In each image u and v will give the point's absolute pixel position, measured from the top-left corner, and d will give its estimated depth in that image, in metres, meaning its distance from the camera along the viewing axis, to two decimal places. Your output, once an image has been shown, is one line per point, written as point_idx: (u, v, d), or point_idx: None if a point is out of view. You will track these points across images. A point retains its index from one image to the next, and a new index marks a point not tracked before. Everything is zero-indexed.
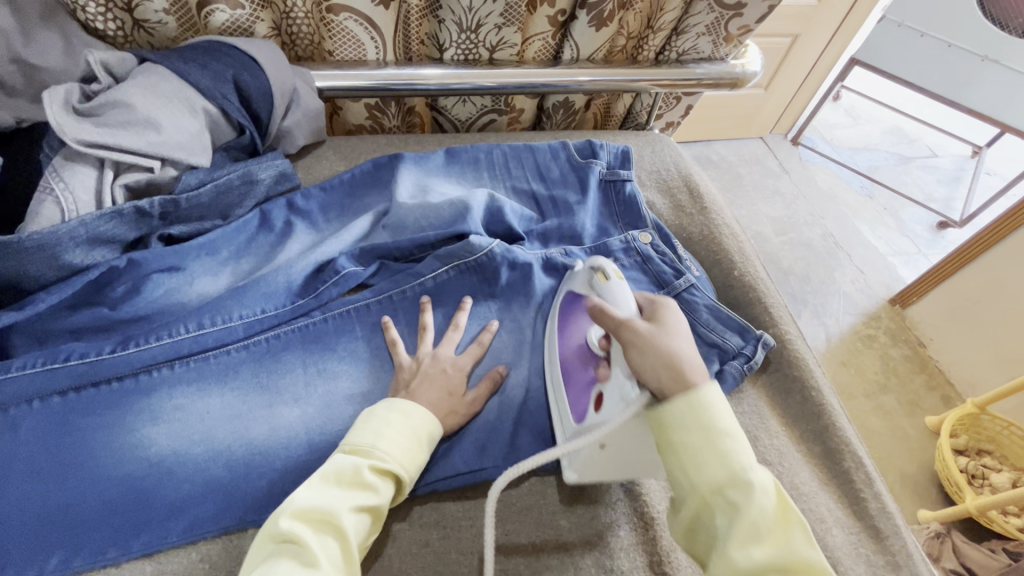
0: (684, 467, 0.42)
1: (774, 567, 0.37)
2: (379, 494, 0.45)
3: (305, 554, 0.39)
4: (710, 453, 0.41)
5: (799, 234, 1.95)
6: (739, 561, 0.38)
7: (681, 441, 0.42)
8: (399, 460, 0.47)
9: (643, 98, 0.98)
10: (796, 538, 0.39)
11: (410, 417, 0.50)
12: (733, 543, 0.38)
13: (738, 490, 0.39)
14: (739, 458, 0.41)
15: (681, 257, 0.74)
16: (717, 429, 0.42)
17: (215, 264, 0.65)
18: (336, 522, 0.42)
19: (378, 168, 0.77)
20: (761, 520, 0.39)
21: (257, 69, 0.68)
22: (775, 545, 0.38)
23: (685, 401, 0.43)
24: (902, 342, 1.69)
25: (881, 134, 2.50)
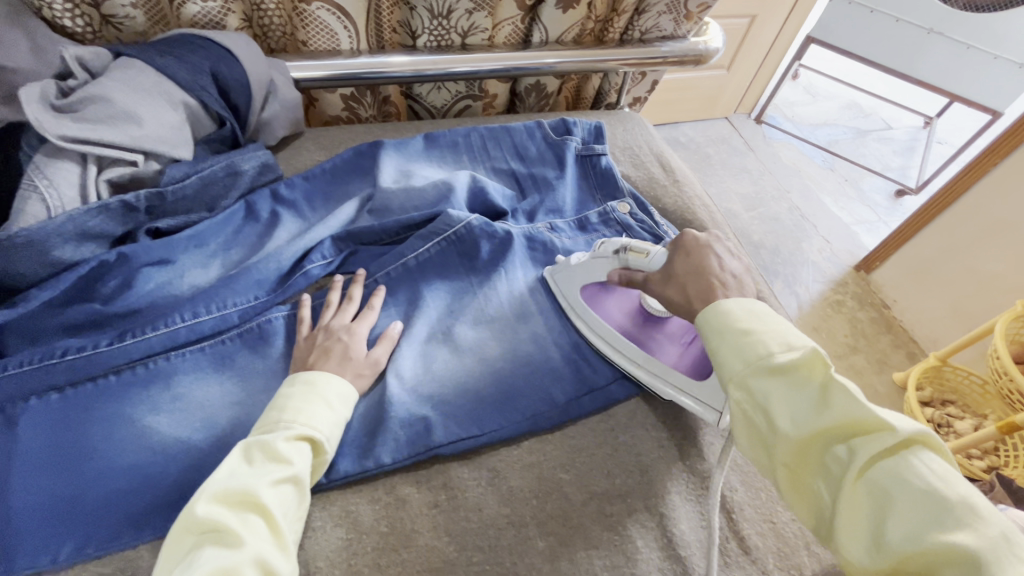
0: (736, 361, 0.44)
1: (851, 426, 0.38)
2: (295, 462, 0.46)
3: (229, 535, 0.40)
4: (757, 344, 0.43)
5: (766, 209, 2.03)
6: (804, 428, 0.39)
7: (731, 342, 0.45)
8: (308, 423, 0.49)
9: (611, 78, 1.01)
10: (862, 399, 0.40)
11: (317, 385, 0.52)
12: (790, 413, 0.40)
13: (794, 368, 0.41)
14: (795, 338, 0.43)
15: (659, 221, 0.78)
16: (766, 318, 0.46)
17: (204, 256, 0.65)
18: (257, 500, 0.42)
19: (359, 155, 0.79)
20: (813, 388, 0.40)
21: (234, 61, 0.69)
22: (839, 412, 0.39)
23: (733, 314, 0.46)
24: (867, 305, 1.78)
25: (839, 109, 2.60)
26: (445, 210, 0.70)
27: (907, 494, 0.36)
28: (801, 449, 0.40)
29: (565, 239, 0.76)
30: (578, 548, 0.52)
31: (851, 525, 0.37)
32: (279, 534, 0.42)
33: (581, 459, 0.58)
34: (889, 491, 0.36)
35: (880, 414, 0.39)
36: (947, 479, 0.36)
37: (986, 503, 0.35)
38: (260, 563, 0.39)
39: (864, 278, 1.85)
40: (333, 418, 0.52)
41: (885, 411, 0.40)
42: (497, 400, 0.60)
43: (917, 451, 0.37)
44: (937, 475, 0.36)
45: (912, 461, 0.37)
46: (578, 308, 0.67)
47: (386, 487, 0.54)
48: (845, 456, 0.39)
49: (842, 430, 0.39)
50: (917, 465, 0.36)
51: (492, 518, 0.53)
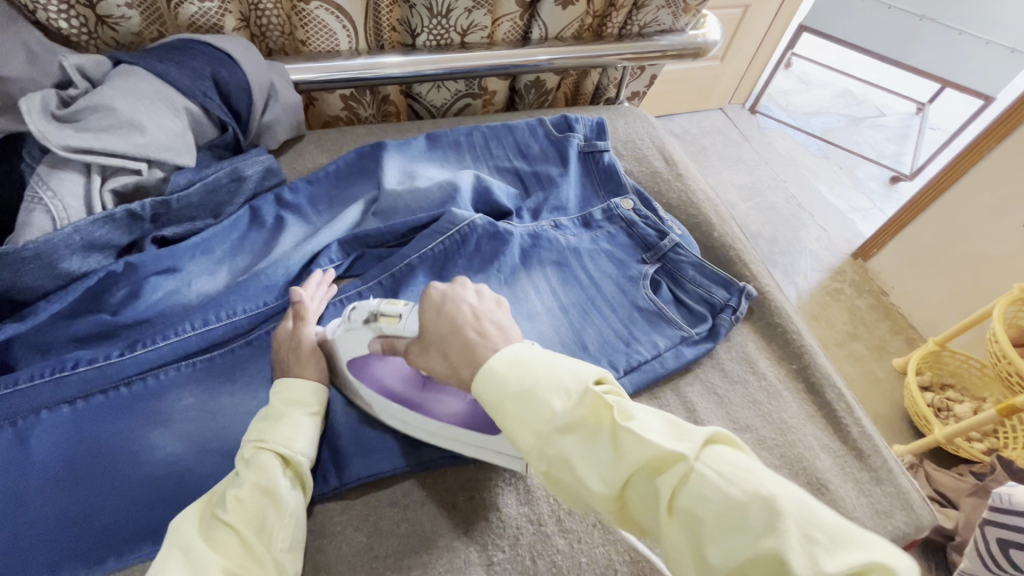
0: (514, 426, 0.37)
1: (642, 464, 0.33)
2: (252, 473, 0.45)
3: (185, 558, 0.39)
4: (525, 404, 0.37)
5: (763, 199, 2.04)
6: (605, 485, 0.34)
7: (505, 410, 0.38)
8: (258, 434, 0.48)
9: (609, 73, 1.01)
10: (647, 422, 0.35)
11: (274, 396, 0.51)
12: (589, 472, 0.34)
13: (576, 422, 0.35)
14: (569, 381, 0.37)
15: (663, 217, 0.78)
16: (523, 368, 0.39)
17: (211, 264, 0.65)
18: (219, 518, 0.42)
19: (362, 157, 0.78)
20: (597, 437, 0.35)
21: (234, 65, 0.68)
22: (628, 453, 0.34)
23: (498, 371, 0.39)
24: (865, 292, 1.80)
25: (832, 97, 2.61)
26: (449, 210, 0.70)
27: (715, 520, 0.31)
28: (613, 500, 0.34)
29: (571, 236, 0.76)
30: (596, 544, 0.52)
31: (677, 562, 0.32)
32: (248, 546, 0.41)
33: None
34: (700, 520, 0.31)
35: (668, 435, 0.34)
36: (738, 479, 0.31)
37: (780, 486, 0.31)
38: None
39: (861, 265, 1.86)
40: (299, 421, 0.50)
41: (672, 424, 0.35)
42: None
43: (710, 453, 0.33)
44: (730, 478, 0.32)
45: (708, 470, 0.32)
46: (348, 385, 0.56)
47: (404, 489, 0.54)
48: (653, 491, 0.34)
49: (640, 469, 0.33)
50: (714, 474, 0.32)
51: (509, 517, 0.53)
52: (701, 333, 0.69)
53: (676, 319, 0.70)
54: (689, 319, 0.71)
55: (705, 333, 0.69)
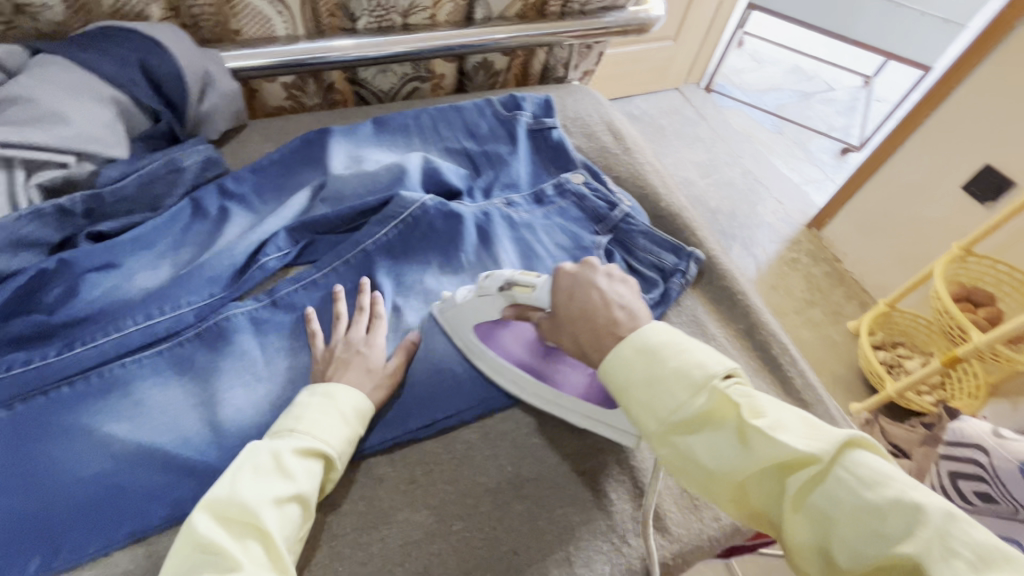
0: (639, 412, 0.42)
1: (773, 463, 0.37)
2: (300, 479, 0.44)
3: (223, 559, 0.36)
4: (655, 393, 0.41)
5: (721, 175, 2.09)
6: (729, 473, 0.38)
7: (629, 396, 0.42)
8: (317, 436, 0.47)
9: (557, 52, 1.02)
10: (781, 424, 0.38)
11: (335, 399, 0.50)
12: (716, 462, 0.38)
13: (702, 412, 0.39)
14: (697, 373, 0.40)
15: (612, 189, 0.79)
16: (651, 355, 0.42)
17: (153, 258, 0.63)
18: (256, 518, 0.40)
19: (308, 144, 0.77)
20: (725, 431, 0.39)
21: (164, 53, 0.66)
22: (756, 450, 0.37)
23: (628, 357, 0.43)
24: (820, 260, 1.87)
25: (784, 74, 2.68)
26: (398, 193, 0.70)
27: (848, 518, 0.35)
28: (736, 489, 0.39)
29: (524, 214, 0.76)
30: (554, 507, 0.53)
31: (794, 547, 0.37)
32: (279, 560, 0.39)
33: (552, 422, 0.60)
34: (832, 517, 0.35)
35: (802, 438, 0.37)
36: (877, 487, 0.35)
37: (922, 497, 0.34)
38: None
39: (816, 235, 1.93)
40: (345, 434, 0.49)
41: (807, 428, 0.38)
42: (467, 375, 0.60)
43: (848, 458, 0.36)
44: (869, 485, 0.35)
45: (843, 474, 0.36)
46: (474, 347, 0.60)
47: (360, 467, 0.54)
48: (778, 486, 0.38)
49: (770, 467, 0.37)
50: (848, 478, 0.35)
51: (468, 487, 0.54)
52: (654, 298, 0.71)
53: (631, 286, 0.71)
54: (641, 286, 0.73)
55: (658, 299, 0.71)
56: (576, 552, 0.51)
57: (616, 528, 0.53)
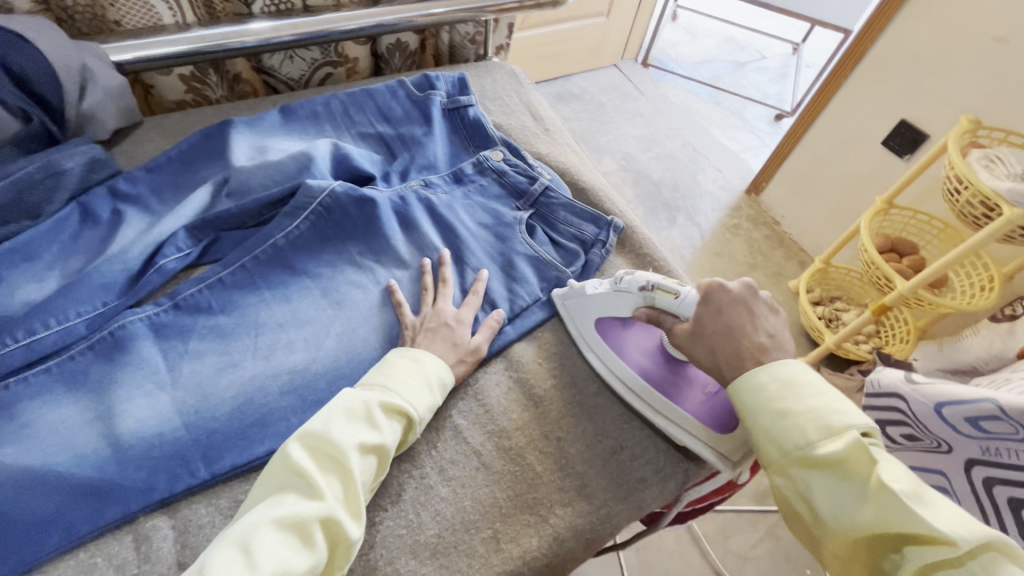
0: (768, 443, 0.48)
1: (897, 529, 0.41)
2: (385, 434, 0.49)
3: (312, 489, 0.44)
4: (788, 431, 0.47)
5: (662, 148, 2.12)
6: (846, 522, 0.43)
7: (761, 428, 0.48)
8: (405, 398, 0.51)
9: (458, 30, 0.99)
10: (922, 502, 0.41)
11: (421, 363, 0.55)
12: (833, 507, 0.44)
13: (832, 457, 0.44)
14: (835, 421, 0.45)
15: (532, 163, 0.79)
16: (786, 395, 0.48)
17: (36, 270, 0.59)
18: (340, 460, 0.45)
19: (209, 138, 0.73)
20: (848, 482, 0.44)
21: (28, 47, 0.60)
22: (878, 509, 0.42)
23: (772, 390, 0.49)
24: (760, 224, 1.93)
25: (718, 45, 2.73)
26: (304, 182, 0.67)
27: None
28: (850, 540, 0.43)
29: (442, 194, 0.75)
30: (480, 486, 0.53)
31: None
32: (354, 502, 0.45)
33: (477, 402, 0.59)
34: None
35: (935, 521, 0.40)
36: None
37: None
38: (325, 522, 0.42)
39: (755, 200, 1.99)
40: (429, 399, 0.53)
41: (955, 517, 0.41)
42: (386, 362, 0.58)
43: (986, 561, 0.38)
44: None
45: (977, 572, 0.38)
46: (590, 338, 0.63)
47: None
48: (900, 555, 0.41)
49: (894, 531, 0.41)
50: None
51: (392, 476, 0.52)
52: (576, 270, 0.70)
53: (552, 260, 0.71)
54: (564, 258, 0.72)
55: (579, 270, 0.71)
56: (503, 527, 0.51)
57: (542, 500, 0.52)
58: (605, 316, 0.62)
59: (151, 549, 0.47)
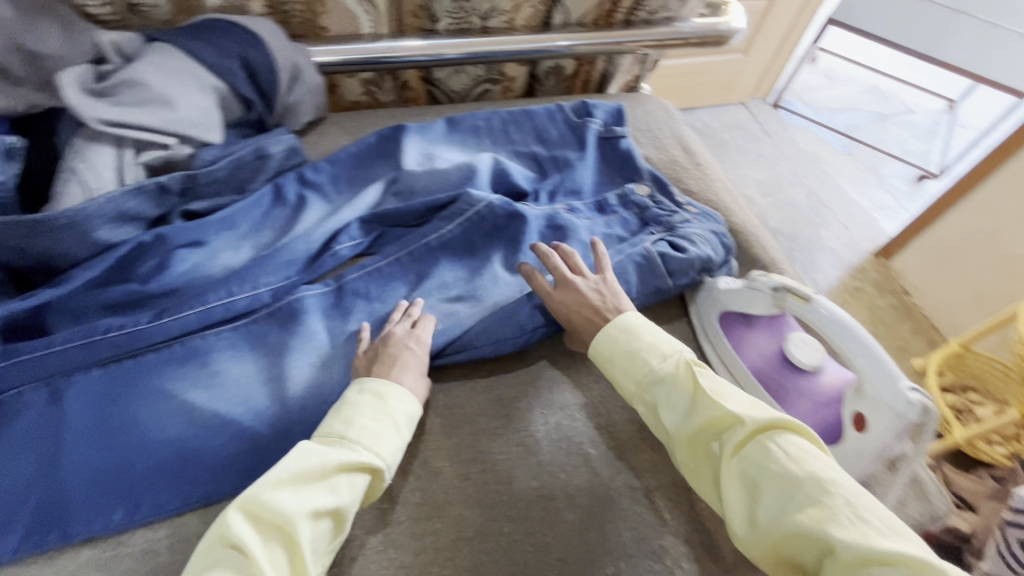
0: (617, 373, 0.55)
1: (710, 424, 0.48)
2: (342, 495, 0.44)
3: (249, 565, 0.38)
4: (629, 357, 0.54)
5: (783, 195, 2.01)
6: (680, 429, 0.49)
7: (608, 361, 0.56)
8: (372, 449, 0.47)
9: (616, 60, 1.00)
10: (733, 399, 0.49)
11: (388, 402, 0.50)
12: (668, 412, 0.50)
13: (661, 374, 0.52)
14: (665, 347, 0.54)
15: (678, 201, 0.78)
16: (625, 329, 0.56)
17: (235, 238, 0.67)
18: (288, 529, 0.40)
19: (383, 140, 0.80)
20: (673, 393, 0.51)
21: (262, 46, 0.70)
22: (700, 413, 0.48)
23: (614, 332, 0.56)
24: (887, 291, 1.77)
25: (859, 93, 2.55)
26: (466, 191, 0.71)
27: (771, 479, 0.43)
28: (689, 447, 0.49)
29: (584, 220, 0.75)
30: (606, 520, 0.52)
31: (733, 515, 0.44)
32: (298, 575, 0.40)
33: (608, 435, 0.58)
34: (755, 478, 0.44)
35: (732, 410, 0.47)
36: (804, 464, 0.43)
37: (837, 477, 0.42)
38: None
39: (883, 263, 1.82)
40: (397, 443, 0.49)
41: (754, 406, 0.48)
42: (524, 386, 0.61)
43: (781, 434, 0.45)
44: (790, 458, 0.43)
45: (764, 444, 0.45)
46: (712, 331, 0.69)
47: (418, 460, 0.54)
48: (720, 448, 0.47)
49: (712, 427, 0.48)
50: (768, 447, 0.44)
51: (521, 490, 0.53)
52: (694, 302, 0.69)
53: (663, 267, 0.68)
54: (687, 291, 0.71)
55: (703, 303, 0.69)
56: (627, 569, 0.50)
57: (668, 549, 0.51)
58: (730, 313, 0.68)
59: None
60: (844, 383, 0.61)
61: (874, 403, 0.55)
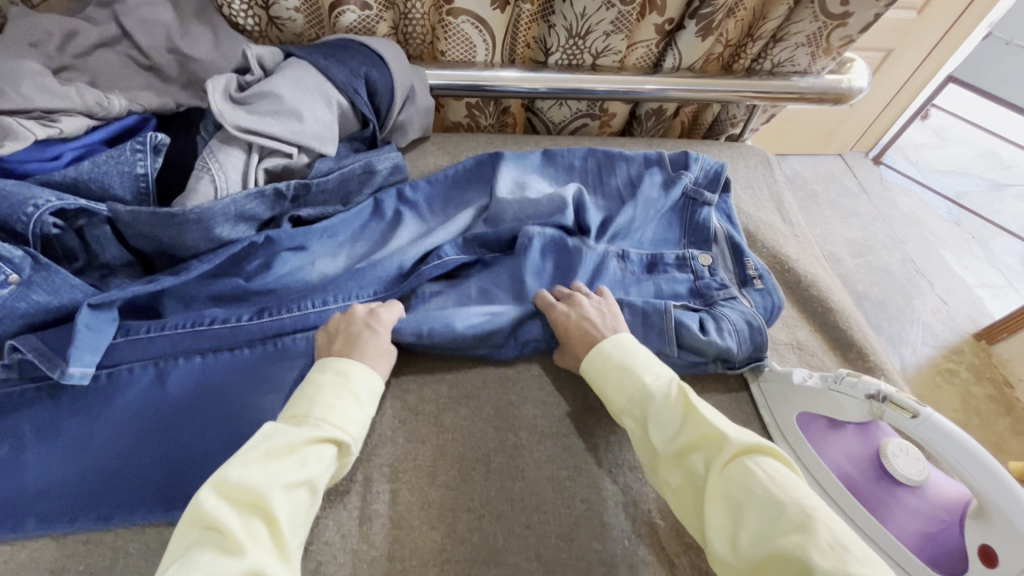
0: (607, 389, 0.56)
1: (695, 442, 0.48)
2: (311, 467, 0.45)
3: (229, 540, 0.39)
4: (625, 373, 0.55)
5: (876, 258, 1.84)
6: (667, 445, 0.49)
7: (601, 376, 0.56)
8: (336, 424, 0.48)
9: (731, 110, 0.98)
10: (718, 421, 0.49)
11: (350, 379, 0.52)
12: (658, 427, 0.50)
13: (652, 390, 0.53)
14: (660, 368, 0.55)
15: (743, 280, 0.71)
16: (622, 346, 0.57)
17: (334, 246, 0.69)
18: (264, 503, 0.41)
19: (479, 164, 0.81)
20: (663, 409, 0.51)
21: (384, 67, 0.73)
22: (687, 431, 0.49)
23: (612, 347, 0.57)
24: (986, 379, 1.61)
25: (973, 157, 2.36)
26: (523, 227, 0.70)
27: (753, 500, 0.43)
28: (673, 463, 0.49)
29: (631, 274, 0.71)
30: None
31: (715, 538, 0.43)
32: (282, 543, 0.41)
33: None
34: (739, 499, 0.43)
35: (718, 433, 0.48)
36: (786, 489, 0.43)
37: (818, 509, 0.42)
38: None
39: (985, 348, 1.67)
40: (362, 416, 0.51)
41: (738, 431, 0.49)
42: (595, 440, 0.59)
43: (762, 459, 0.46)
44: (775, 483, 0.43)
45: (749, 467, 0.45)
46: (787, 431, 0.60)
47: (483, 501, 0.53)
48: (702, 468, 0.47)
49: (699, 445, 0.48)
50: (751, 468, 0.45)
51: (582, 550, 0.51)
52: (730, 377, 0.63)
53: (674, 338, 0.62)
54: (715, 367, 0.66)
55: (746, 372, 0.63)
56: None
57: None
58: (808, 412, 0.59)
59: (368, 530, 0.51)
60: (968, 501, 0.51)
61: (1008, 537, 0.46)
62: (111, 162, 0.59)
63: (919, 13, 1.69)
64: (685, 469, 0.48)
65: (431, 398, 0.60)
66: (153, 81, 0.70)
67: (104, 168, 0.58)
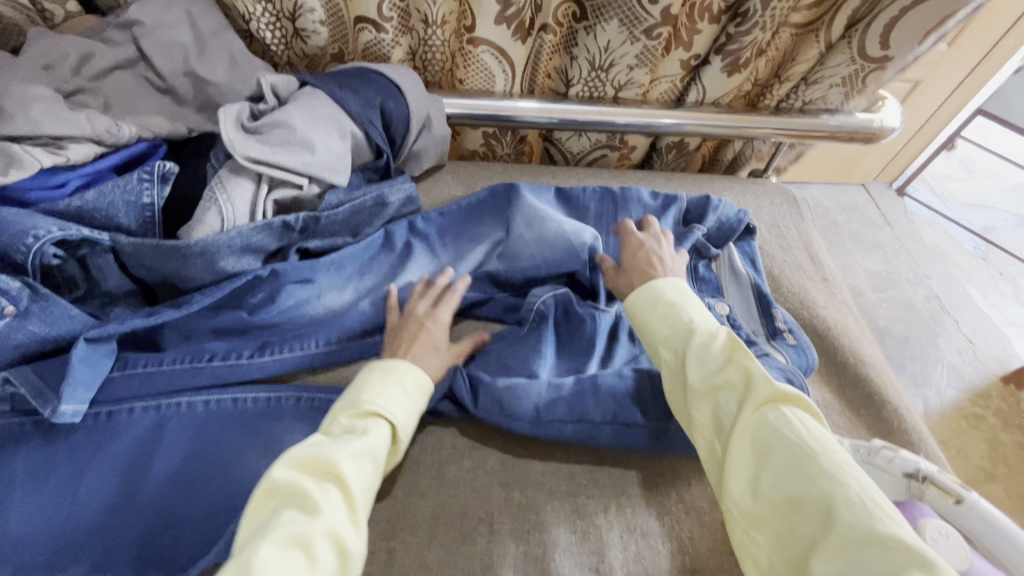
0: (650, 327, 0.55)
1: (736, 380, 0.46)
2: (371, 434, 0.46)
3: (310, 501, 0.39)
4: (670, 314, 0.54)
5: (899, 292, 1.77)
6: (703, 378, 0.48)
7: (648, 314, 0.56)
8: (381, 401, 0.49)
9: (752, 145, 0.94)
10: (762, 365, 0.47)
11: (396, 370, 0.53)
12: (698, 361, 0.49)
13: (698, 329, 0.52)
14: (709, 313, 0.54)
15: (771, 335, 0.67)
16: (673, 292, 0.56)
17: (341, 280, 0.67)
18: (333, 469, 0.42)
19: (494, 196, 0.78)
20: (705, 347, 0.50)
21: (400, 97, 0.72)
22: (728, 368, 0.47)
23: (665, 288, 0.57)
24: (1014, 426, 1.53)
25: (1000, 191, 2.30)
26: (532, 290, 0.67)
27: (782, 445, 0.41)
28: (705, 398, 0.47)
29: None
30: None
31: (734, 476, 0.42)
32: (354, 505, 0.41)
33: None
34: (767, 441, 0.42)
35: (761, 375, 0.46)
36: (819, 441, 0.41)
37: (851, 465, 0.39)
38: (336, 539, 0.38)
39: (1013, 393, 1.60)
40: (407, 399, 0.51)
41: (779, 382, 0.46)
42: (606, 501, 0.55)
43: (800, 411, 0.43)
44: (809, 433, 0.41)
45: (785, 413, 0.43)
46: None
47: (483, 564, 0.50)
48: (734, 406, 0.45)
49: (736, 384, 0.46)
50: (787, 416, 0.42)
51: None
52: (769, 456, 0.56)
53: None
54: None
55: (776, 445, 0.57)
56: None
57: None
58: None
59: None
60: None
61: None
62: (117, 191, 0.57)
63: (949, 46, 1.65)
64: (716, 407, 0.46)
65: (434, 449, 0.57)
66: (167, 103, 0.69)
67: (110, 198, 0.57)
